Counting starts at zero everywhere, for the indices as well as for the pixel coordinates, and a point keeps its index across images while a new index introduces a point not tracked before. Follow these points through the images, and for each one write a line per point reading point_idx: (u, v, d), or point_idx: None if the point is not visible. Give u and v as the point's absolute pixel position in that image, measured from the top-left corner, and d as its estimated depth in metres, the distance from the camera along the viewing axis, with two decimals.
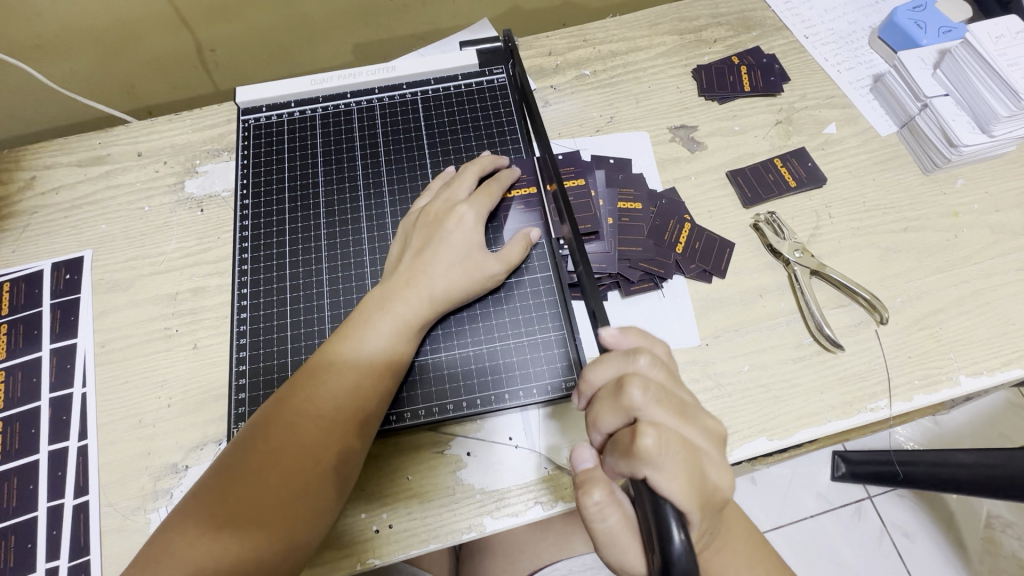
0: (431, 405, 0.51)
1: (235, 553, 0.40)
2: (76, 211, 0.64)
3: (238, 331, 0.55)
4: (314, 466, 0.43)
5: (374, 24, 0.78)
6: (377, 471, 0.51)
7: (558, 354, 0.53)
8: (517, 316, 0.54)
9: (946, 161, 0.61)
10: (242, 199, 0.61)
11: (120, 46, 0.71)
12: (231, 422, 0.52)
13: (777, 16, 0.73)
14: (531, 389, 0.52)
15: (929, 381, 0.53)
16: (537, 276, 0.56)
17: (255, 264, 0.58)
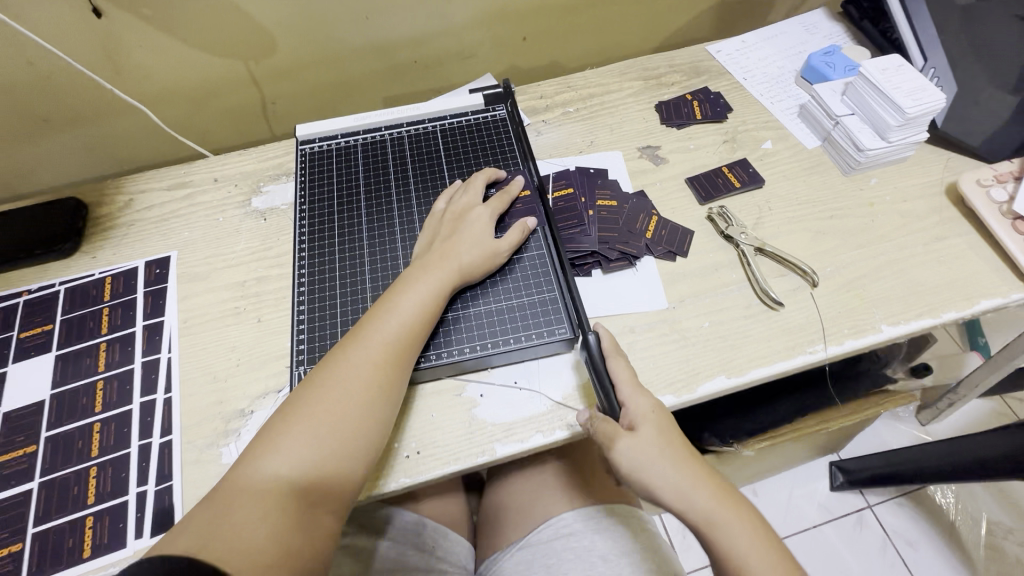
0: (452, 349, 0.64)
1: (317, 450, 0.52)
2: (164, 222, 0.80)
3: (299, 302, 0.69)
4: (372, 385, 0.55)
5: (400, 82, 0.98)
6: (407, 414, 0.62)
7: (553, 310, 0.66)
8: (518, 282, 0.68)
9: (858, 163, 0.77)
10: (300, 206, 0.77)
11: (204, 100, 0.90)
12: (293, 370, 0.64)
13: (720, 64, 0.93)
14: (531, 335, 0.65)
15: (856, 330, 0.65)
16: (533, 252, 0.70)
17: (311, 251, 0.72)
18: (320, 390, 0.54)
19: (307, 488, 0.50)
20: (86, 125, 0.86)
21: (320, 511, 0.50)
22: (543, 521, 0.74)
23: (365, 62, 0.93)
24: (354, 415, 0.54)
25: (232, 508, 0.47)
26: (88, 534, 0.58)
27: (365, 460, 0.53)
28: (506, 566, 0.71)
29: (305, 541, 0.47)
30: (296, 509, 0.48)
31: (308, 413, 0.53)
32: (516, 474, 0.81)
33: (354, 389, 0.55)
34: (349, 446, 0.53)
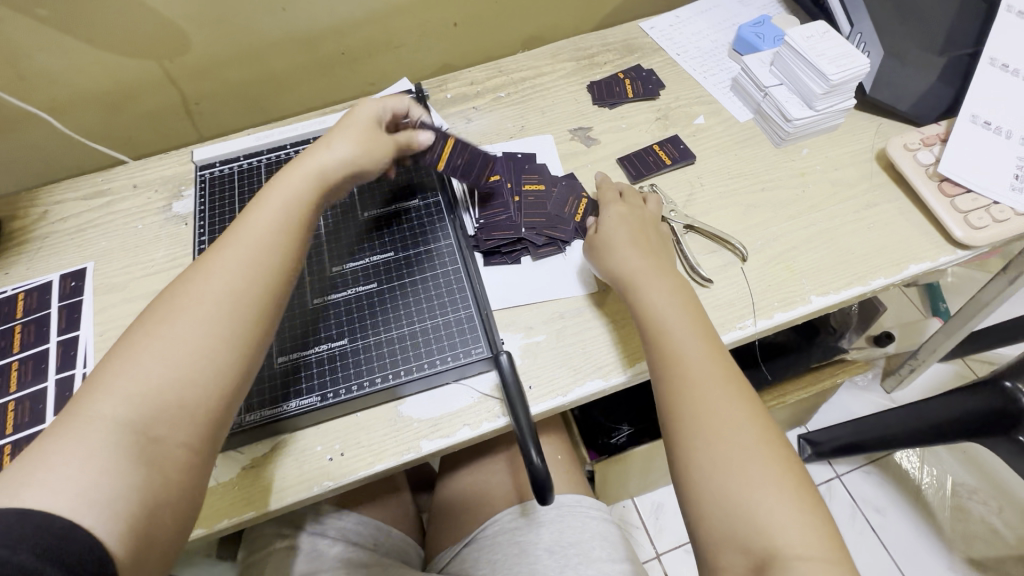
0: (363, 381, 0.61)
1: (164, 363, 0.44)
2: (81, 233, 0.77)
3: None
4: (232, 288, 0.49)
5: (329, 76, 0.95)
6: (329, 426, 0.60)
7: (468, 329, 0.64)
8: (433, 301, 0.66)
9: (788, 134, 0.75)
10: (201, 232, 0.71)
11: (121, 103, 0.86)
12: None
13: (654, 41, 0.91)
14: (447, 357, 0.62)
15: (786, 302, 0.65)
16: (447, 269, 0.68)
17: None
18: (161, 316, 0.47)
19: (148, 424, 0.42)
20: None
21: (166, 449, 0.42)
22: (491, 517, 0.72)
23: (287, 56, 0.90)
24: (212, 319, 0.47)
25: (49, 455, 0.39)
26: None
27: (227, 376, 0.46)
28: (454, 563, 0.71)
29: (144, 483, 0.40)
30: (131, 451, 0.41)
31: (160, 327, 0.46)
32: (467, 469, 0.80)
33: (213, 288, 0.49)
34: (200, 368, 0.45)
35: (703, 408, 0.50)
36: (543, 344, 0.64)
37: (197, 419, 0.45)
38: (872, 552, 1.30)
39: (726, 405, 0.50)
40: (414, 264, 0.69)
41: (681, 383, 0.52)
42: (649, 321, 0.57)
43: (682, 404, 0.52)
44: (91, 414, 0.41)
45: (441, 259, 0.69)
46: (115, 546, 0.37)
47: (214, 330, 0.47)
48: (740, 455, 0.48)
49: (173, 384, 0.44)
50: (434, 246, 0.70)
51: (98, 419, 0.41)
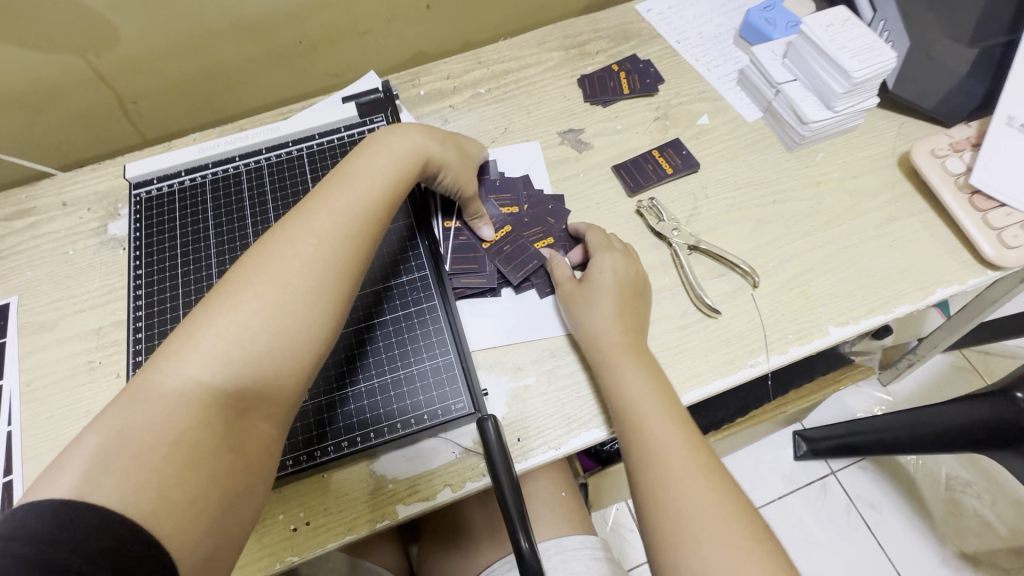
0: (325, 445, 0.53)
1: (252, 330, 0.41)
2: (3, 261, 0.67)
3: None
4: (320, 260, 0.46)
5: (288, 68, 0.84)
6: (293, 490, 0.53)
7: (447, 379, 0.56)
8: (406, 347, 0.57)
9: (802, 138, 0.68)
10: (136, 261, 0.61)
11: (43, 105, 0.75)
12: None
13: (651, 26, 0.81)
14: (422, 415, 0.54)
15: (801, 334, 0.58)
16: (421, 306, 0.59)
17: (151, 326, 0.58)
18: (257, 276, 0.44)
19: (233, 400, 0.39)
20: None
21: (249, 423, 0.40)
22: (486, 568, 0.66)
23: (237, 47, 0.79)
24: (295, 295, 0.44)
25: (135, 421, 0.36)
26: None
27: (308, 351, 0.43)
28: None
29: (224, 470, 0.37)
30: (220, 432, 0.38)
31: (248, 283, 0.43)
32: (458, 511, 0.73)
33: (309, 253, 0.45)
34: (287, 348, 0.42)
35: (682, 512, 0.44)
36: (533, 388, 0.57)
37: (277, 401, 0.42)
38: (865, 550, 1.26)
39: (709, 503, 0.44)
40: (389, 296, 0.60)
41: (658, 479, 0.46)
42: (621, 407, 0.51)
43: (659, 509, 0.45)
44: (182, 379, 0.38)
45: (413, 293, 0.60)
46: (186, 547, 0.34)
47: (306, 307, 0.44)
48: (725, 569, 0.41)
49: (261, 357, 0.41)
50: (406, 279, 0.61)
51: (190, 389, 0.38)
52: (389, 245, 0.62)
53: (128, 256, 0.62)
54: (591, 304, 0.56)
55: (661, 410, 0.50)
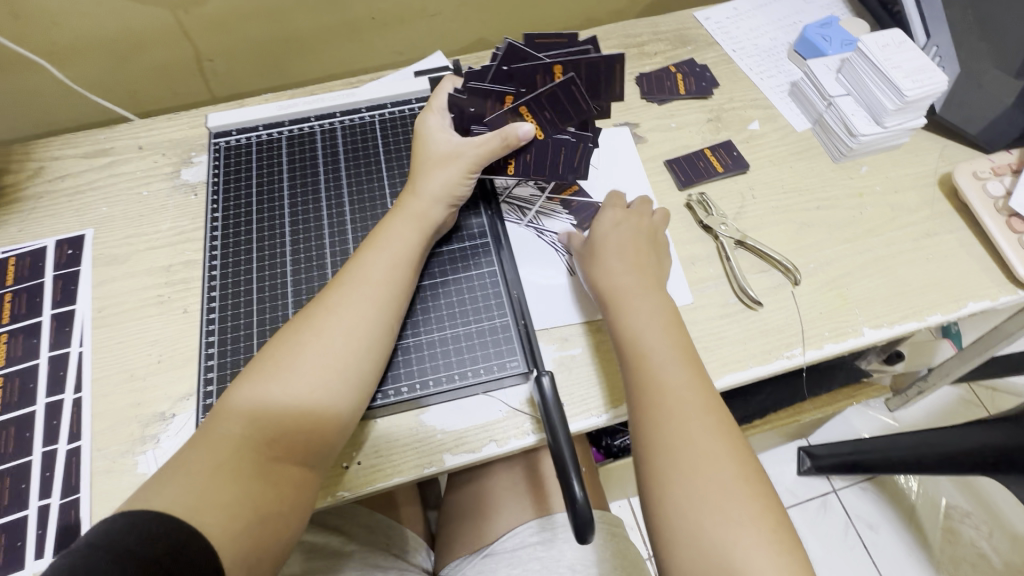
0: (386, 389, 0.57)
1: (283, 390, 0.47)
2: (80, 195, 0.71)
3: (208, 319, 0.59)
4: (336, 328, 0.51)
5: (357, 39, 0.88)
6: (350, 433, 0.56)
7: (503, 338, 0.59)
8: (466, 307, 0.61)
9: (849, 150, 0.71)
10: (214, 206, 0.65)
11: (128, 54, 0.79)
12: (202, 402, 0.55)
13: (709, 34, 0.85)
14: (479, 369, 0.58)
15: (837, 332, 0.61)
16: (483, 271, 0.63)
17: (225, 266, 0.61)
18: (283, 349, 0.49)
19: (272, 441, 0.46)
20: None
21: (285, 466, 0.46)
22: (511, 529, 0.68)
23: (314, 17, 0.82)
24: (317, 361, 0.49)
25: (191, 463, 0.43)
26: None
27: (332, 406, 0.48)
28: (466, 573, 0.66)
29: (257, 501, 0.43)
30: (257, 467, 0.45)
31: (286, 349, 0.49)
32: (481, 477, 0.74)
33: (329, 322, 0.51)
34: (311, 403, 0.48)
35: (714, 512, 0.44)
36: (579, 358, 0.60)
37: (312, 451, 0.47)
38: (861, 568, 1.28)
39: (742, 514, 0.44)
40: (450, 260, 0.63)
41: (684, 458, 0.46)
42: (640, 331, 0.54)
43: (680, 495, 0.45)
44: (230, 428, 0.45)
45: (475, 256, 0.64)
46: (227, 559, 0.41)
47: (331, 363, 0.49)
48: (718, 497, 0.44)
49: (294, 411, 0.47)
50: (469, 245, 0.64)
51: (234, 436, 0.45)
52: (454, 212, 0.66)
53: (207, 202, 0.66)
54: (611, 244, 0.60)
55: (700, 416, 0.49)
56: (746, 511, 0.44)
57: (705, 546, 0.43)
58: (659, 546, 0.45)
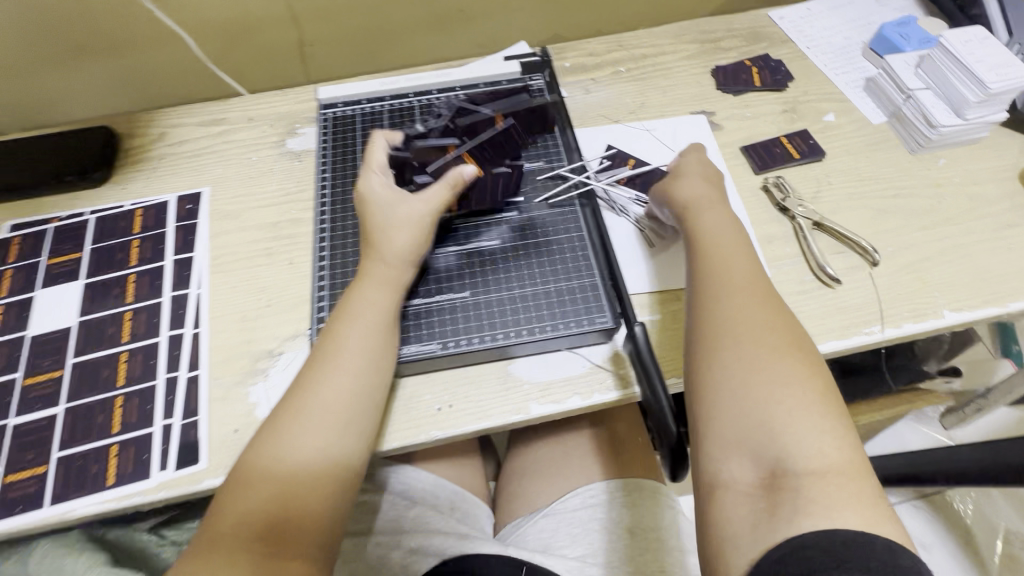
0: (483, 335, 0.60)
1: (259, 477, 0.49)
2: (198, 158, 0.78)
3: (319, 263, 0.66)
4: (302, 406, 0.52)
5: (444, 31, 0.94)
6: (444, 380, 0.59)
7: (592, 297, 0.61)
8: (557, 267, 0.64)
9: (928, 141, 0.72)
10: (324, 167, 0.73)
11: (241, 37, 0.86)
12: (313, 332, 0.62)
13: (783, 32, 0.87)
14: (569, 323, 0.60)
15: (917, 313, 0.62)
16: (573, 236, 0.66)
17: (333, 219, 0.69)
18: (267, 434, 0.51)
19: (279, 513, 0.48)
20: (124, 54, 0.84)
21: (285, 556, 0.47)
22: (572, 490, 0.69)
23: (409, 8, 0.89)
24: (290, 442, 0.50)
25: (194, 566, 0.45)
26: (112, 462, 0.56)
27: (315, 480, 0.50)
28: (528, 533, 0.67)
29: None
30: (260, 554, 0.47)
31: (264, 441, 0.51)
32: (541, 440, 0.76)
33: (297, 402, 0.52)
34: (298, 480, 0.49)
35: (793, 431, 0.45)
36: (658, 325, 0.62)
37: (317, 522, 0.49)
38: None
39: (814, 430, 0.45)
40: (541, 224, 0.67)
41: (760, 385, 0.47)
42: (706, 241, 0.58)
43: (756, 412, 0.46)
44: (230, 526, 0.47)
45: (565, 221, 0.67)
46: None
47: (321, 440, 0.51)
48: (770, 377, 0.47)
49: (286, 493, 0.49)
50: (559, 212, 0.68)
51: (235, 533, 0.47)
52: (542, 181, 0.70)
53: (317, 163, 0.74)
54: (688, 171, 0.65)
55: (769, 344, 0.49)
56: (799, 393, 0.46)
57: (750, 417, 0.46)
58: (703, 416, 0.48)
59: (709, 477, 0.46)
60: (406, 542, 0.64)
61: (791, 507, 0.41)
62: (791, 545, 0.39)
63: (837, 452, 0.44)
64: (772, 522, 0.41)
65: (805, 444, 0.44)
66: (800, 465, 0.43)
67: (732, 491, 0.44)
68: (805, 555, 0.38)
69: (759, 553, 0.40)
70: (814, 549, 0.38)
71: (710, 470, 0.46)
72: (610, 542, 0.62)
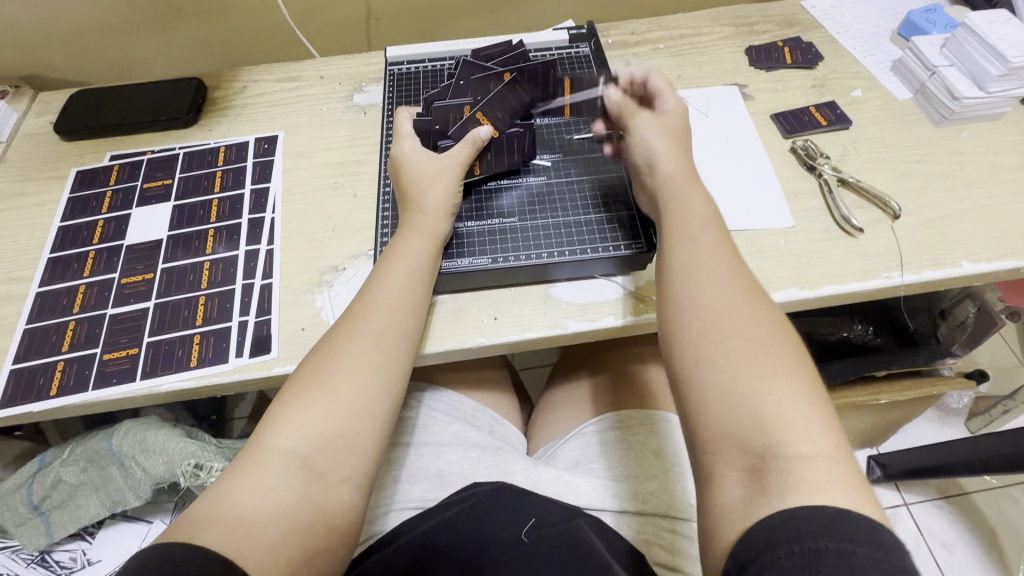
0: (528, 253, 0.66)
1: (309, 401, 0.50)
2: (274, 108, 0.87)
3: (383, 188, 0.73)
4: (352, 333, 0.54)
5: (497, 11, 1.03)
6: (491, 296, 0.66)
7: (629, 227, 0.67)
8: (597, 201, 0.70)
9: (951, 113, 0.77)
10: (388, 112, 0.81)
11: (317, 7, 0.96)
12: (376, 244, 0.69)
13: (815, 19, 0.94)
14: (607, 248, 0.65)
15: (935, 262, 0.66)
16: (612, 176, 0.72)
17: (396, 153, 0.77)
18: (316, 364, 0.52)
19: (314, 460, 0.48)
20: (214, 17, 0.94)
21: (329, 482, 0.48)
22: (597, 417, 0.74)
23: None
24: (338, 366, 0.52)
25: (240, 481, 0.46)
26: (195, 348, 0.64)
27: (361, 408, 0.51)
28: (558, 452, 0.72)
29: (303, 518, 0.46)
30: (302, 474, 0.47)
31: (311, 372, 0.52)
32: (570, 382, 0.82)
33: (345, 333, 0.54)
34: (345, 407, 0.50)
35: (783, 408, 0.44)
36: None
37: (353, 453, 0.50)
38: None
39: (802, 409, 0.44)
40: (585, 165, 0.73)
41: (749, 356, 0.47)
42: (681, 231, 0.56)
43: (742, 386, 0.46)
44: (278, 450, 0.47)
45: (606, 163, 0.73)
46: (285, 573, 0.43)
47: (347, 402, 0.50)
48: (757, 367, 0.46)
49: (332, 421, 0.49)
50: (602, 155, 0.74)
51: (283, 457, 0.47)
52: (582, 131, 0.76)
53: (382, 110, 0.82)
54: (654, 142, 0.62)
55: (752, 328, 0.49)
56: (786, 383, 0.45)
57: (738, 404, 0.45)
58: (694, 412, 0.47)
59: (706, 468, 0.46)
60: (448, 453, 0.68)
61: (781, 489, 0.41)
62: (783, 517, 0.39)
63: (824, 440, 0.43)
64: (763, 501, 0.41)
65: (795, 431, 0.43)
66: (791, 450, 0.43)
67: (725, 481, 0.44)
68: (795, 524, 0.38)
69: (754, 519, 0.41)
70: (805, 520, 0.38)
71: (706, 463, 0.46)
72: (636, 459, 0.67)
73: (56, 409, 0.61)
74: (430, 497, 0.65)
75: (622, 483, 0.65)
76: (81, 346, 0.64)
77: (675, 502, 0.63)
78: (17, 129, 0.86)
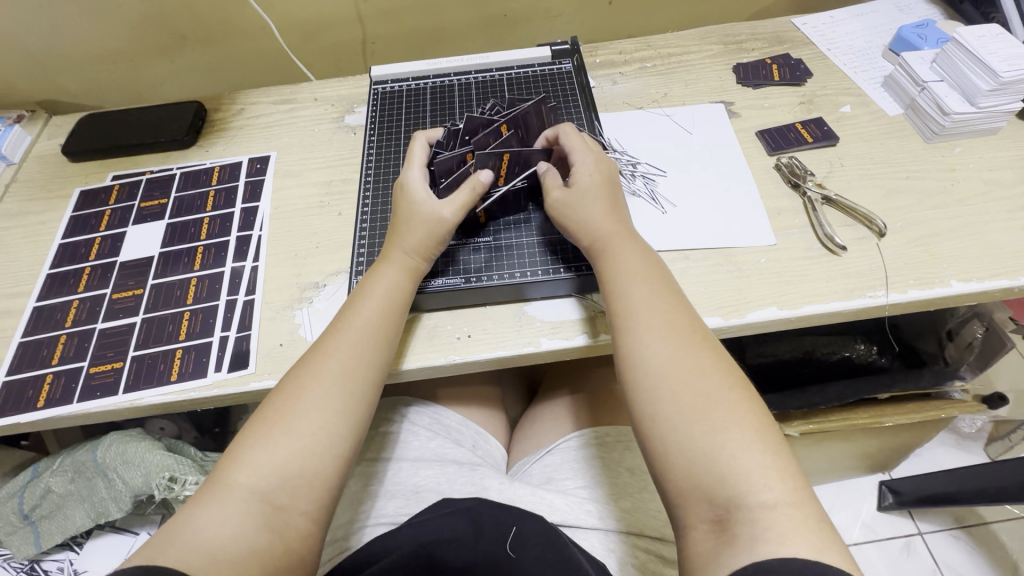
0: (502, 272, 0.66)
1: (271, 432, 0.51)
2: (269, 129, 0.90)
3: (363, 199, 0.75)
4: (318, 363, 0.55)
5: (489, 33, 1.05)
6: (466, 314, 0.66)
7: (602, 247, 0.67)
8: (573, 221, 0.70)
9: (941, 129, 0.75)
10: (372, 127, 0.83)
11: (315, 33, 1.00)
12: (354, 255, 0.70)
13: (805, 35, 0.93)
14: (579, 267, 0.66)
15: (923, 281, 0.64)
16: None
17: (378, 166, 0.79)
18: (285, 396, 0.53)
19: (274, 494, 0.48)
20: (217, 43, 0.99)
21: (288, 515, 0.48)
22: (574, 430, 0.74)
23: (460, 12, 1.00)
24: (301, 396, 0.53)
25: (205, 513, 0.46)
26: (177, 362, 0.65)
27: (322, 437, 0.51)
28: (533, 467, 0.71)
29: (262, 548, 0.46)
30: (259, 504, 0.48)
31: (277, 404, 0.52)
32: (551, 398, 0.82)
33: (312, 361, 0.55)
34: (308, 435, 0.51)
35: (741, 452, 0.44)
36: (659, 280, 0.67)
37: (315, 480, 0.50)
38: None
39: (758, 453, 0.44)
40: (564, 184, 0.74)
41: (712, 399, 0.47)
42: (623, 282, 0.56)
43: (702, 433, 0.46)
44: (238, 483, 0.48)
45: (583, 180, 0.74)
46: None
47: (310, 443, 0.51)
48: (707, 420, 0.46)
49: (296, 453, 0.50)
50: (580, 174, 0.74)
51: (242, 490, 0.48)
52: None
53: (367, 126, 0.85)
54: (580, 208, 0.62)
55: (715, 375, 0.49)
56: (741, 430, 0.45)
57: (697, 454, 0.45)
58: (659, 466, 0.47)
59: (680, 519, 0.46)
60: (422, 470, 0.68)
61: (750, 540, 0.41)
62: (755, 569, 0.39)
63: (783, 485, 0.43)
64: (731, 554, 0.41)
65: (755, 480, 0.43)
66: (755, 499, 0.42)
67: (696, 532, 0.44)
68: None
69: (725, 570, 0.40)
70: (776, 573, 0.38)
71: (678, 515, 0.46)
72: (611, 477, 0.66)
73: (43, 420, 0.63)
74: (403, 513, 0.64)
75: (597, 499, 0.64)
76: (70, 359, 0.67)
77: (648, 520, 0.63)
78: (29, 151, 0.90)
